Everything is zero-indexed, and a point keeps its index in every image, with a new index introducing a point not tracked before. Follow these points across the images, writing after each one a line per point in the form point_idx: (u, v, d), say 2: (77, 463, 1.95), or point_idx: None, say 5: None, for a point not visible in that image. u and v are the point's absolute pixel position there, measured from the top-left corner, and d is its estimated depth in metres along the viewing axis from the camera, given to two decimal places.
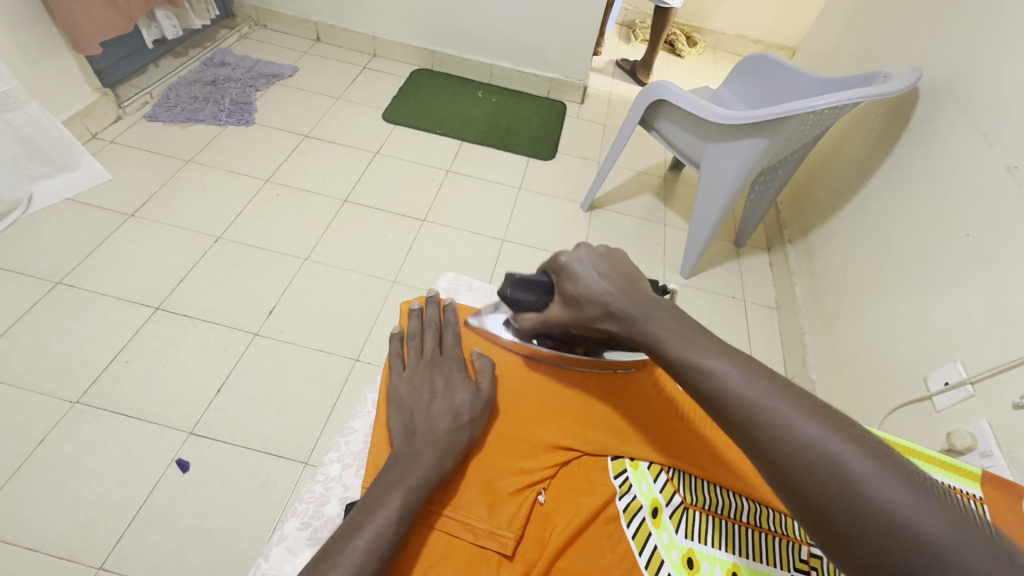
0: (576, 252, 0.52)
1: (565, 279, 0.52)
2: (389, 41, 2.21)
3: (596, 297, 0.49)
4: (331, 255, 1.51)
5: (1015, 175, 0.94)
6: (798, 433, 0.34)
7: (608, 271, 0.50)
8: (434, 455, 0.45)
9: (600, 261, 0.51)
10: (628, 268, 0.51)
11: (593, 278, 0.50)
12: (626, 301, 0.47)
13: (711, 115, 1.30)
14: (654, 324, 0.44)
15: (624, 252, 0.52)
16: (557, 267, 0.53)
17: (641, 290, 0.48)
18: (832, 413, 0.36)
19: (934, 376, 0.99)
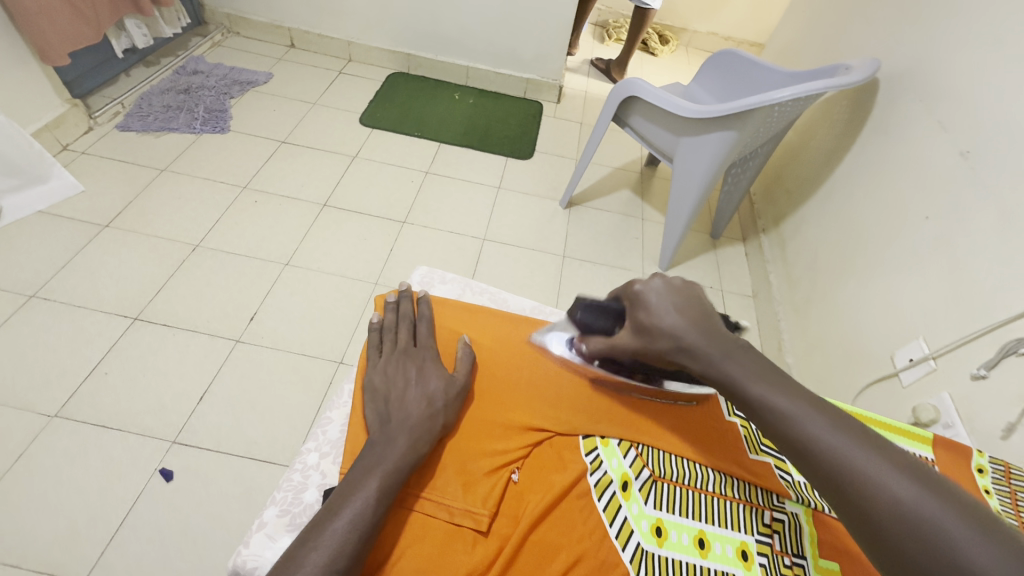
0: (652, 281, 0.47)
1: (637, 308, 0.48)
2: (364, 46, 2.22)
3: (668, 327, 0.44)
4: (311, 259, 1.51)
5: (967, 159, 0.99)
6: (888, 492, 0.32)
7: (681, 302, 0.45)
8: (409, 439, 0.46)
9: (675, 293, 0.46)
10: (705, 302, 0.46)
11: (667, 308, 0.45)
12: (700, 334, 0.42)
13: (681, 110, 1.34)
14: (732, 363, 0.40)
15: (701, 286, 0.47)
16: (629, 296, 0.49)
17: (717, 328, 0.43)
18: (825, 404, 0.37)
19: (900, 353, 1.03)
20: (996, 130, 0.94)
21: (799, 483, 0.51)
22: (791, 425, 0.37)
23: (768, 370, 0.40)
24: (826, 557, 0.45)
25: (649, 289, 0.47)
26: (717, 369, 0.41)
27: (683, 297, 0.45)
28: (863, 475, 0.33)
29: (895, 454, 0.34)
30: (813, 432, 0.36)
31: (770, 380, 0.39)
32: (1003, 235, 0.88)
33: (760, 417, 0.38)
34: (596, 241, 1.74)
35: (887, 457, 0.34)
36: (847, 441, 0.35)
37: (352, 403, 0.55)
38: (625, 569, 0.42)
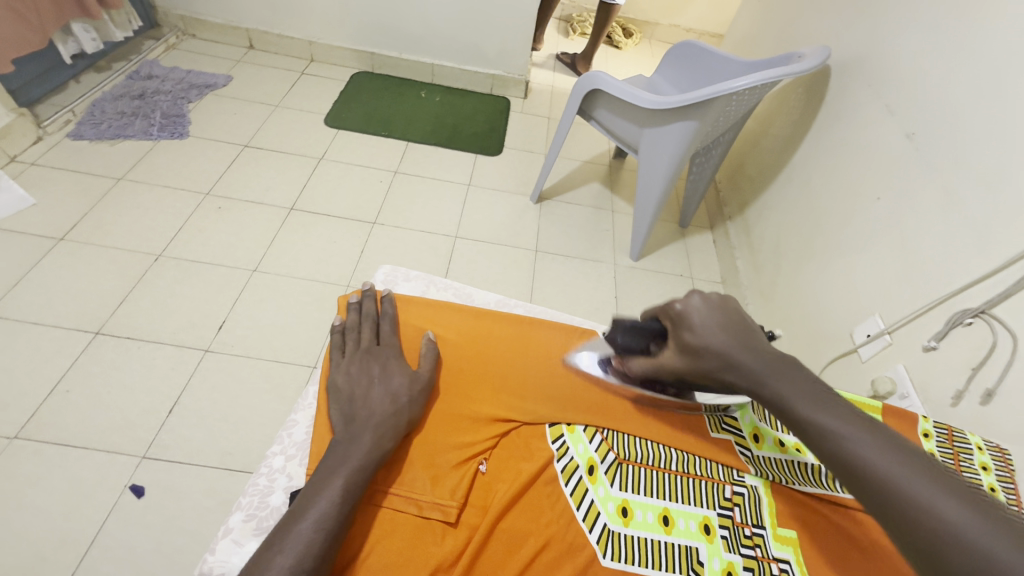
0: (693, 298, 0.45)
1: (680, 327, 0.45)
2: (325, 45, 2.18)
3: (717, 346, 0.42)
4: (280, 264, 1.49)
5: (913, 141, 1.04)
6: (943, 518, 0.31)
7: (724, 320, 0.43)
8: (373, 435, 0.47)
9: (719, 310, 0.44)
10: (745, 317, 0.44)
11: (712, 326, 0.43)
12: (749, 354, 0.41)
13: (643, 101, 1.36)
14: (780, 380, 0.39)
15: (735, 299, 0.45)
16: (669, 315, 0.47)
17: (761, 344, 0.42)
18: (870, 420, 0.37)
19: (859, 329, 1.07)
20: (938, 111, 0.99)
21: (758, 458, 0.54)
22: (837, 442, 0.36)
23: (812, 389, 0.39)
24: (785, 525, 0.48)
25: (690, 307, 0.45)
26: (767, 389, 0.39)
27: (726, 314, 0.43)
28: (909, 495, 0.32)
29: (951, 482, 0.33)
30: (861, 452, 0.35)
31: (819, 399, 0.38)
32: (948, 211, 0.92)
33: (807, 435, 0.37)
34: (567, 235, 1.76)
35: (942, 483, 0.33)
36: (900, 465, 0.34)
37: (316, 404, 0.55)
38: (592, 550, 0.43)
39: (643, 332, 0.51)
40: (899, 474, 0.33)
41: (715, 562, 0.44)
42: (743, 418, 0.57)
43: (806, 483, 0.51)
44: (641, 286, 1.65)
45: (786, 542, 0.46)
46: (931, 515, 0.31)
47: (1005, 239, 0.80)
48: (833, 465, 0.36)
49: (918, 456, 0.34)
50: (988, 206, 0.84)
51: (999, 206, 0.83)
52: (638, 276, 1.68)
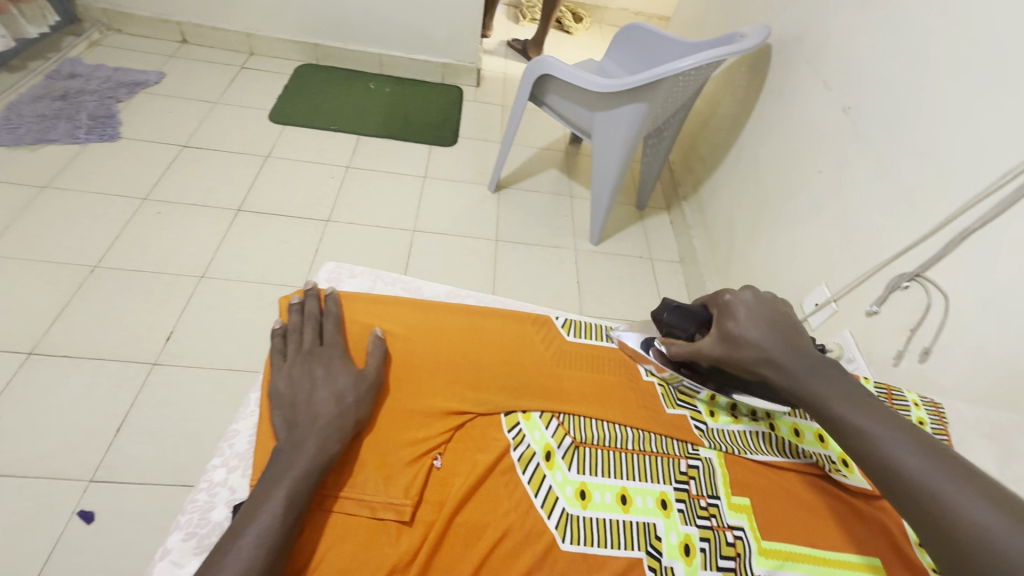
0: (743, 292, 0.50)
1: (726, 316, 0.51)
2: (265, 38, 2.08)
3: (756, 339, 0.47)
4: (229, 269, 1.42)
5: (849, 115, 1.07)
6: (966, 516, 0.33)
7: (768, 316, 0.48)
8: (318, 440, 0.45)
9: (764, 307, 0.49)
10: (791, 319, 0.49)
11: (756, 321, 0.48)
12: (786, 349, 0.46)
13: (593, 85, 1.36)
14: (818, 382, 0.43)
15: (785, 302, 0.50)
16: (719, 305, 0.52)
17: (802, 344, 0.47)
18: (904, 424, 0.39)
19: (807, 299, 1.12)
20: (872, 84, 1.02)
21: (712, 430, 0.56)
22: (870, 444, 0.39)
23: (850, 393, 0.42)
24: (738, 493, 0.50)
25: (739, 301, 0.50)
26: (803, 387, 0.44)
27: (771, 312, 0.48)
28: (933, 493, 0.35)
29: (984, 483, 0.35)
30: (893, 453, 0.38)
31: (856, 403, 0.41)
32: (884, 180, 0.96)
33: (845, 438, 0.40)
34: (527, 222, 1.75)
35: (968, 482, 0.35)
36: (927, 465, 0.36)
37: (260, 411, 0.53)
38: (551, 536, 0.44)
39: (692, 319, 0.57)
40: (935, 480, 0.36)
41: (672, 535, 0.45)
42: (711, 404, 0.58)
43: (754, 451, 0.54)
44: (603, 270, 1.66)
45: (739, 510, 0.48)
46: (954, 513, 0.34)
47: (935, 205, 0.84)
48: (867, 466, 0.39)
49: (961, 464, 0.36)
50: (920, 174, 0.88)
51: (929, 173, 0.86)
52: (599, 260, 1.69)
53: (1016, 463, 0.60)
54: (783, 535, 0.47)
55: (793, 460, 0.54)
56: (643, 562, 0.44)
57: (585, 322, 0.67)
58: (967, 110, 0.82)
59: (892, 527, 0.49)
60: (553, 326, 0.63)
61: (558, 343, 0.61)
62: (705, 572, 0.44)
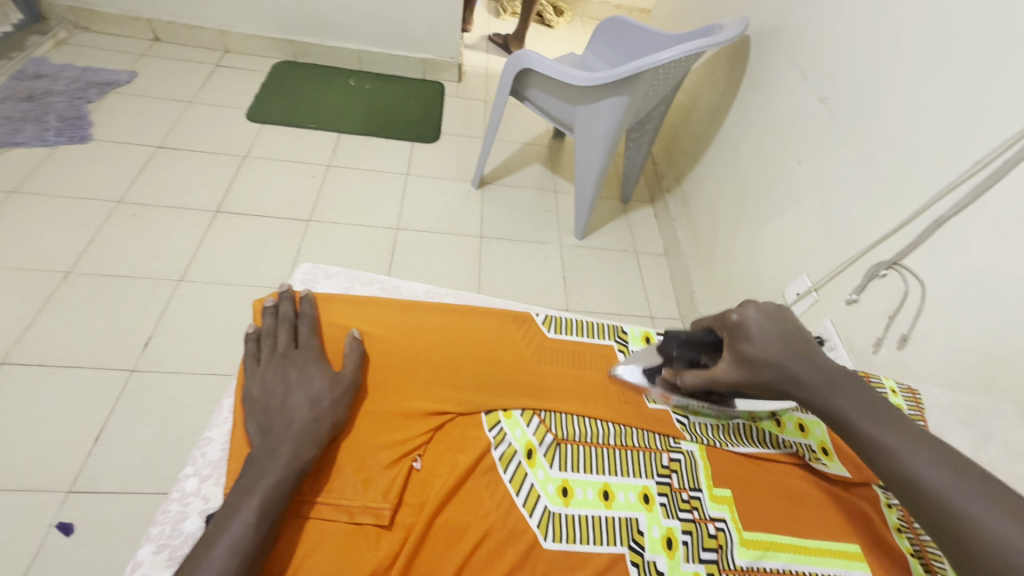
0: (749, 309, 0.47)
1: (737, 338, 0.47)
2: (239, 35, 2.04)
3: (776, 360, 0.44)
4: (208, 272, 1.40)
5: (826, 105, 1.08)
6: (999, 538, 0.33)
7: (781, 332, 0.45)
8: (293, 446, 0.44)
9: (774, 322, 0.46)
10: (800, 329, 0.46)
11: (771, 339, 0.45)
12: (806, 367, 0.43)
13: (574, 79, 1.36)
14: (840, 397, 0.42)
15: (791, 311, 0.47)
16: (728, 325, 0.48)
17: (819, 355, 0.44)
18: (927, 439, 0.39)
19: (789, 288, 1.13)
20: (850, 74, 1.03)
21: (693, 424, 0.56)
22: (897, 461, 0.38)
23: (873, 407, 0.41)
24: (720, 485, 0.50)
25: (747, 319, 0.47)
26: (828, 405, 0.42)
27: (784, 327, 0.45)
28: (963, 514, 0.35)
29: (1012, 501, 0.35)
30: (921, 473, 0.37)
31: (880, 418, 0.40)
32: (862, 170, 0.96)
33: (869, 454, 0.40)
34: (511, 218, 1.74)
35: (997, 502, 0.35)
36: (956, 485, 0.36)
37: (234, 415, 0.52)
38: (534, 536, 0.43)
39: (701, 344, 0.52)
40: (965, 500, 0.35)
41: (654, 530, 0.45)
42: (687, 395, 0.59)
43: (736, 442, 0.55)
44: (588, 265, 1.66)
45: (722, 501, 0.48)
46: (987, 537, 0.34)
47: (911, 194, 0.85)
48: (893, 484, 0.38)
49: (987, 482, 0.36)
50: (897, 163, 0.89)
51: (905, 162, 0.87)
52: (584, 255, 1.69)
53: (990, 446, 0.61)
54: (765, 525, 0.48)
55: (773, 450, 0.55)
56: (626, 557, 0.44)
57: (565, 317, 0.66)
58: (941, 100, 0.82)
59: (871, 513, 0.50)
60: (534, 323, 0.62)
61: (539, 339, 0.60)
62: (689, 564, 0.44)
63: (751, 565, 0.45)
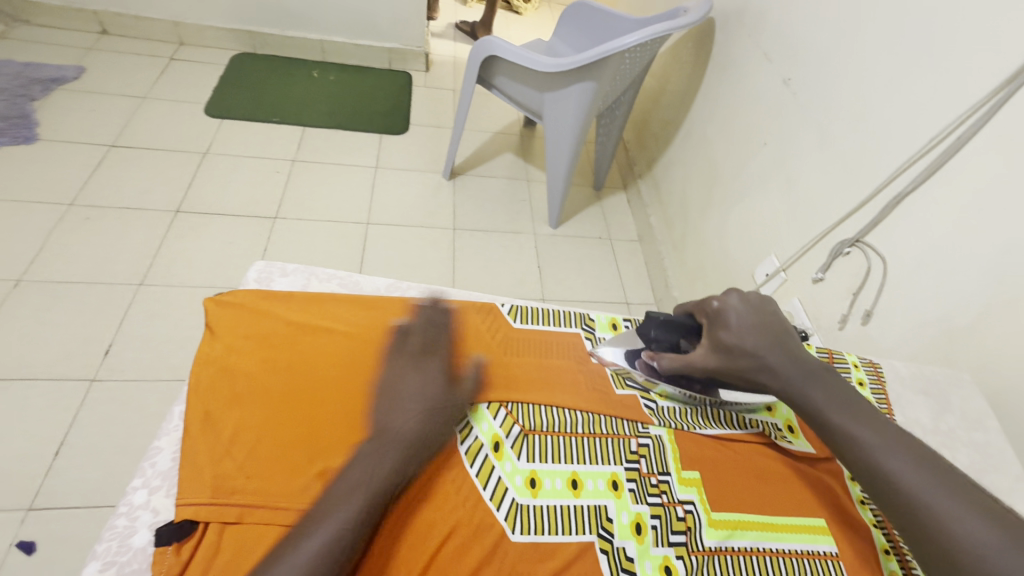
0: (731, 298, 0.51)
1: (716, 325, 0.50)
2: (193, 26, 1.95)
3: (750, 347, 0.47)
4: (170, 274, 1.35)
5: (789, 86, 1.09)
6: (955, 526, 0.37)
7: (758, 322, 0.49)
8: (399, 460, 0.44)
9: (755, 312, 0.49)
10: (782, 321, 0.50)
11: (747, 328, 0.48)
12: (782, 357, 0.47)
13: (540, 65, 1.34)
14: (815, 390, 0.45)
15: (773, 304, 0.51)
16: (708, 314, 0.52)
17: (795, 346, 0.48)
18: (894, 433, 0.42)
19: (758, 269, 1.14)
20: (811, 55, 1.03)
21: (661, 409, 0.56)
22: (868, 454, 0.41)
23: (846, 403, 0.44)
24: (688, 467, 0.50)
25: (728, 306, 0.50)
26: (802, 394, 0.45)
27: (761, 317, 0.49)
28: (925, 504, 0.38)
29: (966, 492, 0.39)
30: (890, 465, 0.40)
31: (853, 413, 0.43)
32: (824, 150, 0.97)
33: (841, 446, 0.43)
34: (484, 208, 1.72)
35: (955, 493, 0.38)
36: (918, 476, 0.39)
37: (186, 417, 0.47)
38: (502, 531, 0.43)
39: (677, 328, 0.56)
40: (928, 491, 0.39)
41: (624, 516, 0.45)
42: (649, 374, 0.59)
43: (703, 425, 0.55)
44: (563, 253, 1.66)
45: (689, 484, 0.49)
46: (945, 526, 0.37)
47: (871, 173, 0.87)
48: (863, 474, 0.41)
49: (945, 473, 0.40)
50: (857, 142, 0.90)
51: (865, 141, 0.88)
52: (559, 243, 1.68)
53: (948, 416, 0.63)
54: (732, 505, 0.48)
55: (740, 431, 0.55)
56: (595, 545, 0.43)
57: (529, 308, 0.66)
58: (898, 77, 0.84)
59: (835, 487, 0.52)
60: (499, 313, 0.62)
61: (503, 332, 0.60)
62: (658, 549, 0.45)
63: (719, 545, 0.46)
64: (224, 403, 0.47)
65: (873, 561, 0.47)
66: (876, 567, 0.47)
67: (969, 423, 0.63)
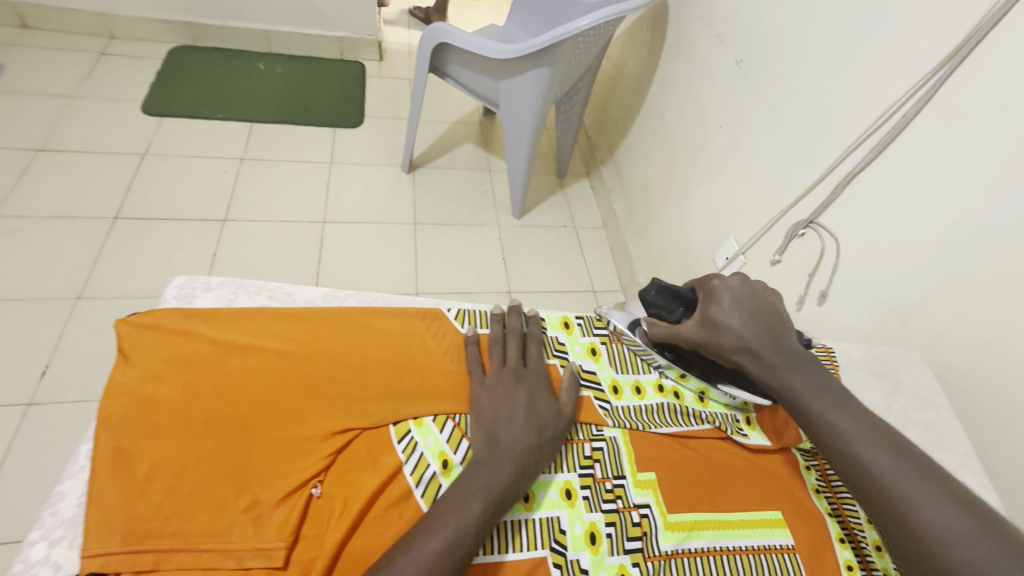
0: (732, 280, 0.49)
1: (710, 301, 0.49)
2: (124, 18, 1.82)
3: (737, 327, 0.47)
4: (111, 286, 1.27)
5: (742, 68, 1.08)
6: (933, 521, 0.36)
7: (753, 306, 0.48)
8: (515, 468, 0.43)
9: (750, 295, 0.48)
10: (775, 309, 0.49)
11: (740, 309, 0.48)
12: (766, 342, 0.46)
13: (492, 52, 1.30)
14: (797, 375, 0.45)
15: (768, 292, 0.50)
16: (705, 290, 0.50)
17: (784, 337, 0.47)
18: (873, 422, 0.42)
19: (719, 253, 1.15)
20: (762, 36, 1.02)
21: (616, 409, 0.54)
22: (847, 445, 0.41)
23: (827, 390, 0.44)
24: (644, 469, 0.49)
25: (726, 287, 0.49)
26: (779, 380, 0.45)
27: (755, 300, 0.48)
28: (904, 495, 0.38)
29: (944, 482, 0.38)
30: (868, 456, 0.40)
31: (834, 402, 0.43)
32: (778, 132, 0.97)
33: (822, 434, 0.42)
34: (445, 201, 1.68)
35: (934, 483, 0.38)
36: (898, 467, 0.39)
37: (93, 455, 0.42)
38: None
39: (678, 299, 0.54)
40: (909, 485, 0.38)
41: (577, 526, 0.44)
42: (600, 371, 0.57)
43: (659, 423, 0.53)
44: (528, 244, 1.63)
45: (646, 486, 0.48)
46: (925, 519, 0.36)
47: (823, 154, 0.86)
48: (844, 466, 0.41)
49: (925, 464, 0.39)
50: (808, 123, 0.90)
51: (816, 121, 0.88)
52: (523, 234, 1.65)
53: (900, 395, 0.64)
54: (689, 506, 0.47)
55: (697, 426, 0.54)
56: (548, 559, 0.43)
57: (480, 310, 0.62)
58: (845, 56, 0.83)
59: (791, 481, 0.51)
60: (445, 319, 0.58)
61: (451, 338, 0.56)
62: (613, 557, 0.44)
63: (676, 548, 0.45)
64: (140, 436, 0.43)
65: (830, 554, 0.47)
66: (831, 558, 0.47)
67: (920, 401, 0.64)
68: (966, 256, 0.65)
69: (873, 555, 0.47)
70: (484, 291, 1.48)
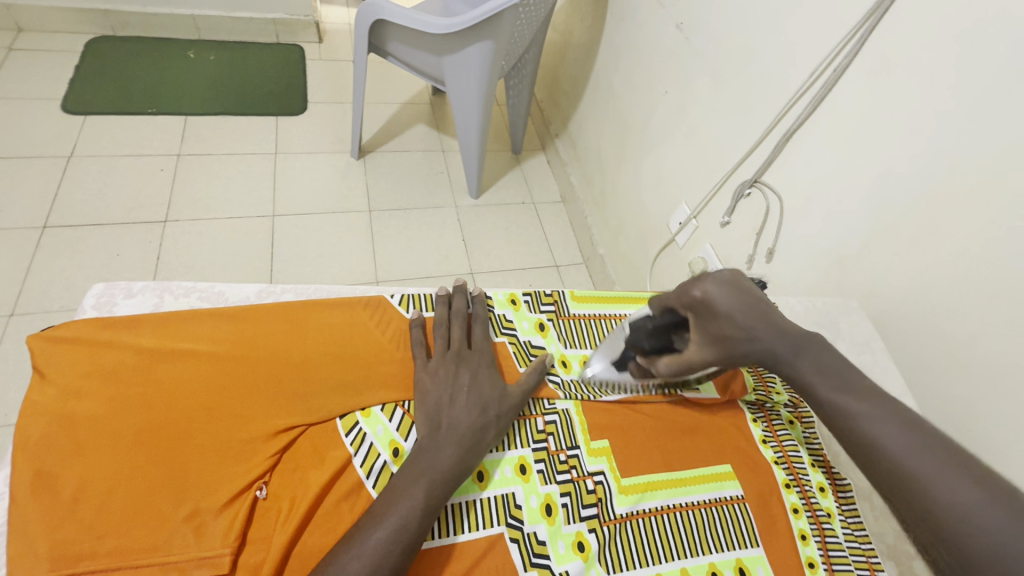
0: (709, 283, 0.47)
1: (706, 317, 0.47)
2: (32, 8, 1.67)
3: (746, 333, 0.45)
4: (46, 299, 1.19)
5: (682, 31, 1.07)
6: (928, 477, 0.36)
7: (745, 303, 0.46)
8: (458, 449, 0.44)
9: (739, 293, 0.46)
10: (758, 291, 0.48)
11: (738, 312, 0.46)
12: (772, 332, 0.45)
13: (430, 27, 1.26)
14: (805, 357, 0.44)
15: (745, 274, 0.48)
16: (693, 305, 0.48)
17: (778, 317, 0.46)
18: (864, 391, 0.42)
19: (672, 219, 1.16)
20: None
21: (566, 382, 0.56)
22: (853, 422, 0.41)
23: (827, 367, 0.43)
24: (596, 437, 0.50)
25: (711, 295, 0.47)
26: (795, 366, 0.44)
27: (746, 296, 0.46)
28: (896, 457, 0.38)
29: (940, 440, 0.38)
30: (875, 430, 0.39)
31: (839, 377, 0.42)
32: (719, 93, 0.97)
33: (829, 413, 0.42)
34: (399, 185, 1.63)
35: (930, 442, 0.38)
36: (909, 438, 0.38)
37: (14, 478, 0.41)
38: None
39: (668, 329, 0.51)
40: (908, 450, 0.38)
41: (532, 500, 0.46)
42: (549, 346, 0.58)
43: (608, 392, 0.55)
44: (486, 223, 1.61)
45: (599, 453, 0.49)
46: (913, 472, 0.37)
47: (764, 114, 0.87)
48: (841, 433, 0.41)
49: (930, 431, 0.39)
50: (746, 84, 0.90)
51: (755, 81, 0.88)
52: (482, 214, 1.63)
53: (841, 344, 0.66)
54: (643, 468, 0.49)
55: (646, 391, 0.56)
56: (505, 535, 0.44)
57: (425, 293, 0.61)
58: (779, 13, 0.83)
59: (738, 434, 0.53)
60: (389, 306, 0.57)
61: (396, 325, 0.56)
62: (569, 526, 0.45)
63: (631, 510, 0.47)
64: (63, 457, 0.42)
65: (777, 499, 0.49)
66: (778, 502, 0.49)
67: (858, 346, 0.66)
68: (897, 207, 0.67)
69: (817, 496, 0.50)
70: (446, 274, 1.46)
